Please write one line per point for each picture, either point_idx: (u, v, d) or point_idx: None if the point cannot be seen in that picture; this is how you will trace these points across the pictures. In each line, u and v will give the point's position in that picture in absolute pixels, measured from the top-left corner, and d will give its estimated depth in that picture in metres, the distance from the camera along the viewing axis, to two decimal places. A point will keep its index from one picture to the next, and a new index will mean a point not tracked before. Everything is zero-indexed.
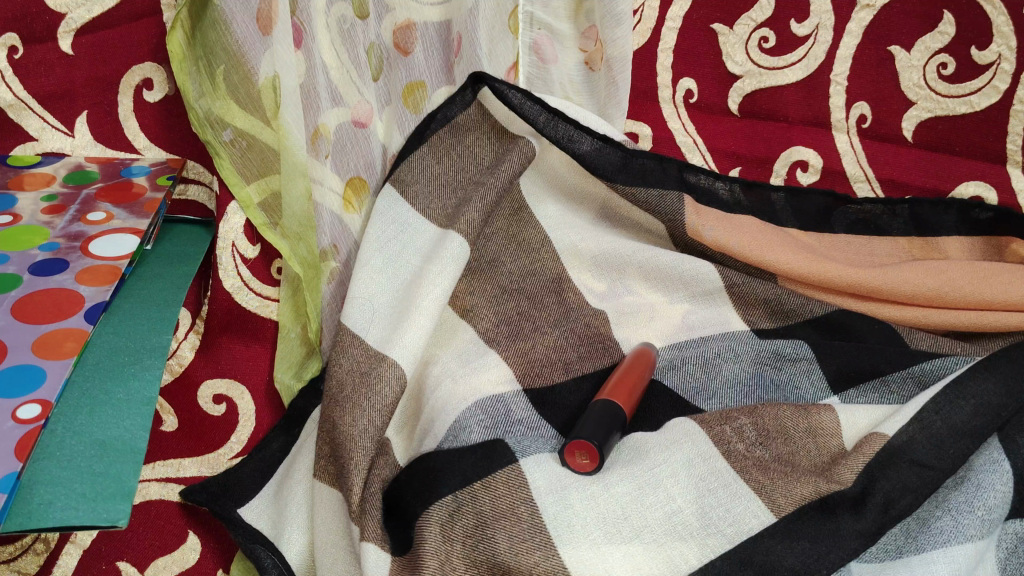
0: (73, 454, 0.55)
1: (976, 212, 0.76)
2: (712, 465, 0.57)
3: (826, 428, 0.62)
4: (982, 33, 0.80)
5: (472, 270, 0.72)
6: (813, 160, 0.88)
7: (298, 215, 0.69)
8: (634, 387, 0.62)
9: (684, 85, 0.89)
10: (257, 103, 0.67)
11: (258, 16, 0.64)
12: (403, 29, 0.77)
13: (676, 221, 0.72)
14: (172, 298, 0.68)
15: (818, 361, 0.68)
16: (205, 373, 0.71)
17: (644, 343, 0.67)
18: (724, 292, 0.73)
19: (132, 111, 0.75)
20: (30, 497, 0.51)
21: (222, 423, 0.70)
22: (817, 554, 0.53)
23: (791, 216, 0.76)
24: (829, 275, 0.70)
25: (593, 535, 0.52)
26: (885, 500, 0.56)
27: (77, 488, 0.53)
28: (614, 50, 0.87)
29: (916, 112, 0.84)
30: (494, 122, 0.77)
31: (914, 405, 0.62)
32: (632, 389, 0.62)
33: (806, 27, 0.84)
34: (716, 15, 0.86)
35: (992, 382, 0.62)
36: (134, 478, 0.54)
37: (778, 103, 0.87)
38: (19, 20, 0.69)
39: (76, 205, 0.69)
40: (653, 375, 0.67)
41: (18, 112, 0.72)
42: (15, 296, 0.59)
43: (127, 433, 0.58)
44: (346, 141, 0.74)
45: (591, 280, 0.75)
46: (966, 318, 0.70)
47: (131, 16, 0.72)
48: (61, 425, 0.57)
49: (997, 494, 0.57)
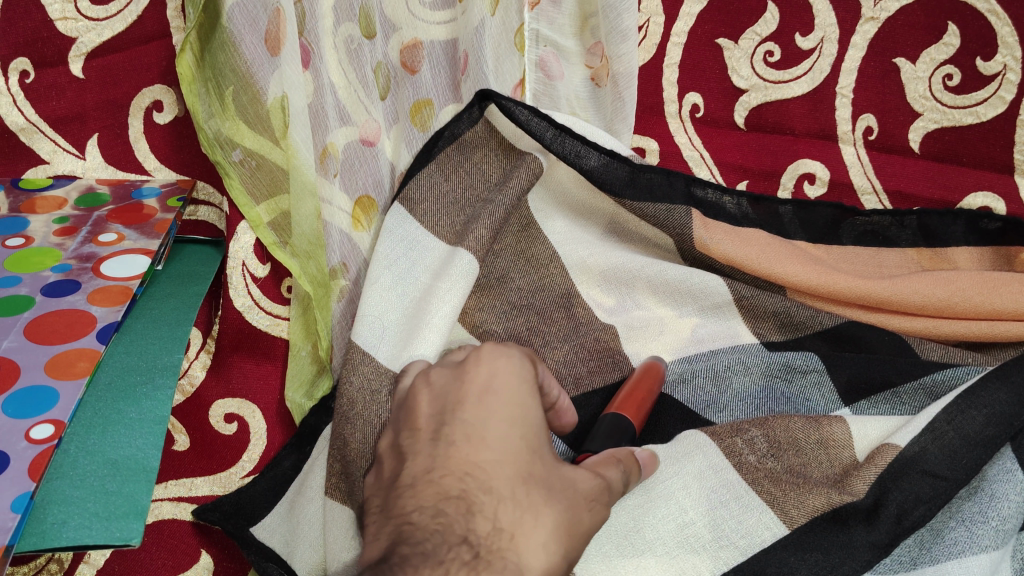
0: (86, 473, 0.55)
1: (985, 222, 0.76)
2: (723, 478, 0.57)
3: (837, 440, 0.62)
4: (987, 43, 0.80)
5: (482, 286, 0.72)
6: (820, 172, 0.88)
7: (308, 235, 0.69)
8: (644, 402, 0.62)
9: (690, 99, 0.90)
10: (266, 123, 0.67)
11: (267, 37, 0.64)
12: (410, 49, 0.78)
13: (684, 235, 0.72)
14: (183, 317, 0.69)
15: (829, 372, 0.68)
16: (216, 393, 0.72)
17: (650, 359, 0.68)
18: (733, 305, 0.73)
19: (143, 133, 0.76)
20: (43, 517, 0.52)
21: (233, 441, 0.71)
22: (830, 565, 0.53)
23: (799, 228, 0.77)
24: (837, 287, 0.70)
25: (604, 547, 0.52)
26: (898, 511, 0.56)
27: (90, 508, 0.53)
28: (621, 66, 0.86)
29: (923, 124, 0.84)
30: (501, 139, 0.77)
31: (926, 416, 0.61)
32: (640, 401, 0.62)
33: (810, 41, 0.84)
34: (721, 30, 0.87)
35: (1003, 392, 0.61)
36: (147, 497, 0.55)
37: (783, 116, 0.88)
38: (30, 45, 0.70)
39: (87, 227, 0.69)
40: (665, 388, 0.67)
41: (30, 136, 0.73)
42: (27, 317, 0.59)
43: (139, 451, 0.58)
44: (354, 159, 0.75)
45: (600, 294, 0.75)
46: (974, 328, 0.70)
47: (141, 39, 0.73)
48: (73, 445, 0.57)
49: (1011, 505, 0.56)
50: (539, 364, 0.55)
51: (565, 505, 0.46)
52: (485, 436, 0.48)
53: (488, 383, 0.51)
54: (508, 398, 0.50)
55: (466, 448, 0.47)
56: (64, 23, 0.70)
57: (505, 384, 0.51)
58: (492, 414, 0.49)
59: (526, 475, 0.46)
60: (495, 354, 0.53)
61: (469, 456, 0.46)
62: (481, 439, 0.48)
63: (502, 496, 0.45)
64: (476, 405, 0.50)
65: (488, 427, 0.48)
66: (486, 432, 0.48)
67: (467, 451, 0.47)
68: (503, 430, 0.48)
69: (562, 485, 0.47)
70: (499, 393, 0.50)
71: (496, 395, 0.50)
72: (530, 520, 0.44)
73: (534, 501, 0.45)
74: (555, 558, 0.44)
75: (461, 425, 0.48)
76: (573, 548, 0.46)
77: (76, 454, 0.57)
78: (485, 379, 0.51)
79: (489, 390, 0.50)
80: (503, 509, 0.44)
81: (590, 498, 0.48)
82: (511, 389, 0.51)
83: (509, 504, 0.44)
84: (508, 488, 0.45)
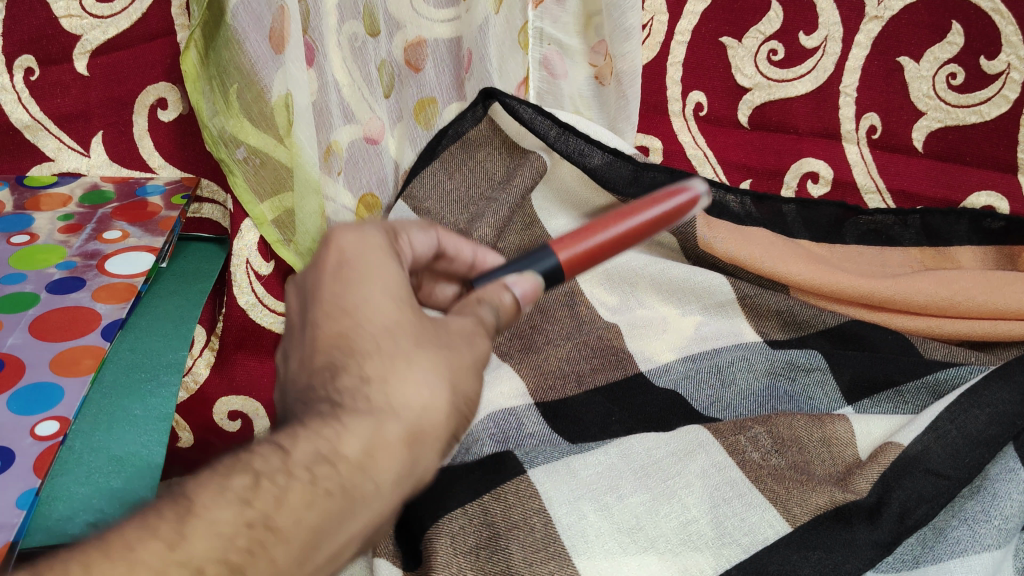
0: (91, 470, 0.56)
1: (988, 221, 0.75)
2: (727, 475, 0.57)
3: (840, 438, 0.62)
4: (991, 42, 0.78)
5: None
6: (824, 171, 0.88)
7: (310, 233, 0.71)
8: (597, 240, 0.46)
9: (694, 98, 0.91)
10: (270, 122, 0.67)
11: (271, 35, 0.64)
12: (414, 47, 0.78)
13: (687, 233, 0.73)
14: (188, 315, 0.69)
15: (831, 371, 0.68)
16: (219, 390, 0.73)
17: (689, 187, 0.49)
18: (736, 304, 0.73)
19: (147, 130, 0.76)
20: (48, 514, 0.52)
21: (238, 437, 0.74)
22: (833, 563, 0.52)
23: (802, 227, 0.77)
24: (840, 286, 0.71)
25: (607, 545, 0.52)
26: (901, 509, 0.55)
27: (95, 505, 0.53)
28: (624, 64, 0.85)
29: (927, 123, 0.84)
30: (504, 138, 0.78)
31: (928, 415, 0.62)
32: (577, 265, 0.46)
33: (814, 40, 0.84)
34: (725, 29, 0.87)
35: (1006, 391, 0.61)
36: (151, 494, 0.55)
37: (787, 114, 0.88)
38: (35, 42, 0.70)
39: (92, 224, 0.70)
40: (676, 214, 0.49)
41: (36, 133, 0.74)
42: (32, 314, 0.59)
43: (144, 448, 0.58)
44: (358, 158, 0.76)
45: (603, 292, 0.75)
46: (976, 328, 0.70)
47: (145, 36, 0.73)
48: (79, 441, 0.58)
49: (1014, 504, 0.57)
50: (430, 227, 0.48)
51: (447, 353, 0.37)
52: (350, 307, 0.38)
53: (339, 256, 0.40)
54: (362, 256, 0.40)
55: (329, 323, 0.38)
56: (69, 20, 0.70)
57: (365, 254, 0.40)
58: (349, 285, 0.38)
59: (408, 329, 0.37)
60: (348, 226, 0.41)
61: (335, 330, 0.37)
62: (343, 313, 0.37)
63: (373, 348, 0.36)
64: (332, 283, 0.39)
65: (346, 293, 0.38)
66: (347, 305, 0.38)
67: (329, 327, 0.38)
68: (368, 291, 0.38)
69: (447, 327, 0.38)
70: (358, 261, 0.39)
71: (353, 267, 0.39)
72: (402, 365, 0.36)
73: (410, 345, 0.37)
74: (441, 397, 0.36)
75: (320, 309, 0.38)
76: (463, 381, 0.37)
77: (82, 450, 0.57)
78: (335, 253, 0.40)
79: (344, 262, 0.39)
80: (391, 375, 0.36)
81: (471, 334, 0.39)
82: (369, 255, 0.40)
83: (379, 357, 0.36)
84: (393, 351, 0.36)
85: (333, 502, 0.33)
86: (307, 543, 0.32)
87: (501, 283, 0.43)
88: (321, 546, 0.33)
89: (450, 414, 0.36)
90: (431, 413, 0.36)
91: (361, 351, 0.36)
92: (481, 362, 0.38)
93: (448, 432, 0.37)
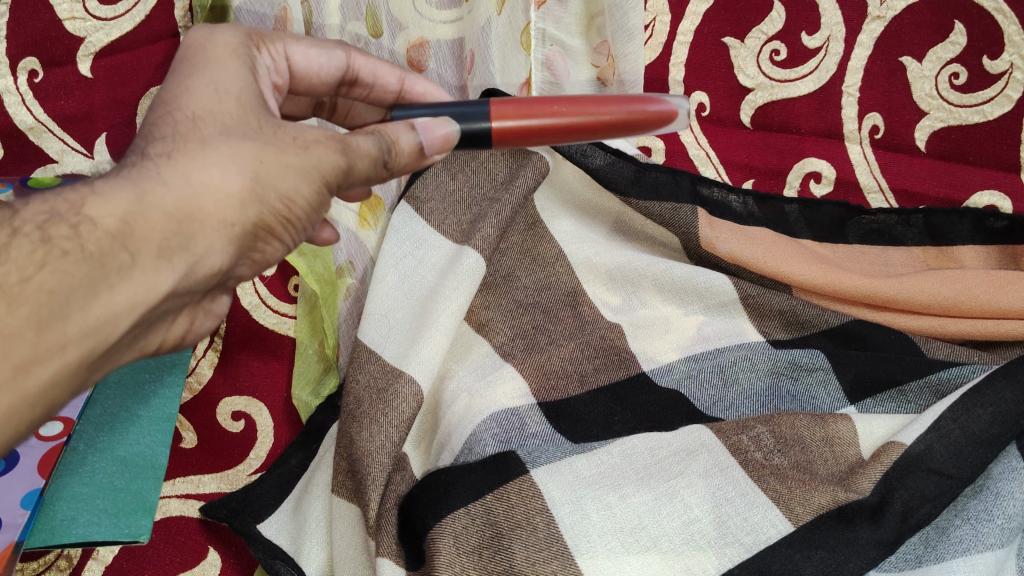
0: (95, 470, 0.60)
1: (992, 220, 0.75)
2: (729, 474, 0.57)
3: (843, 437, 0.62)
4: (994, 42, 0.79)
5: (488, 285, 0.73)
6: (826, 171, 0.87)
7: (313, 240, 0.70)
8: (542, 119, 0.52)
9: (695, 98, 0.90)
10: None
11: None
12: (417, 47, 0.79)
13: (690, 234, 0.73)
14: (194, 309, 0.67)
15: (835, 370, 0.68)
16: (224, 391, 0.74)
17: (668, 102, 0.53)
18: (739, 304, 0.73)
19: None
20: (53, 514, 0.57)
21: (240, 439, 0.72)
22: (835, 563, 0.53)
23: (805, 226, 0.77)
24: (842, 285, 0.70)
25: (610, 544, 0.52)
26: (903, 509, 0.56)
27: (99, 505, 0.58)
28: (626, 65, 0.85)
29: (929, 122, 0.84)
30: None
31: (931, 414, 0.61)
32: (526, 134, 0.52)
33: (817, 39, 0.85)
34: (727, 29, 0.88)
35: (1009, 391, 0.61)
36: (155, 493, 0.59)
37: (790, 115, 0.88)
38: (39, 44, 0.71)
39: None
40: (658, 122, 0.53)
41: (39, 135, 0.73)
42: None
43: (147, 448, 0.62)
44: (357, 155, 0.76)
45: (606, 293, 0.75)
46: (980, 327, 0.70)
47: (148, 38, 0.75)
48: (82, 441, 0.61)
49: (1016, 503, 0.57)
50: (339, 47, 0.56)
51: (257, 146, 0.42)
52: (190, 88, 0.44)
53: (205, 47, 0.48)
54: (212, 51, 0.47)
55: (163, 108, 0.44)
56: (72, 23, 0.71)
57: (222, 53, 0.47)
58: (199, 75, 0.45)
59: (223, 126, 0.43)
60: (220, 28, 0.50)
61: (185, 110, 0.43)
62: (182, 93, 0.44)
63: (174, 132, 0.42)
64: (188, 67, 0.46)
65: (189, 78, 0.45)
66: (188, 87, 0.44)
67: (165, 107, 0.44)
68: (212, 78, 0.45)
69: (278, 127, 0.44)
70: (221, 57, 0.47)
71: (212, 62, 0.47)
72: (196, 147, 0.41)
73: (214, 137, 0.42)
74: (229, 181, 0.41)
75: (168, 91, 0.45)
76: (277, 179, 0.42)
77: (85, 451, 0.61)
78: (202, 47, 0.48)
79: (208, 55, 0.47)
80: (187, 153, 0.41)
81: (309, 142, 0.44)
82: (224, 53, 0.47)
83: (176, 142, 0.42)
84: (197, 138, 0.42)
85: (72, 267, 0.37)
86: (47, 308, 0.36)
87: (410, 126, 0.49)
88: (69, 315, 0.37)
89: (241, 198, 0.41)
90: (218, 197, 0.41)
91: (161, 146, 0.42)
92: (301, 162, 0.43)
93: (238, 220, 0.41)
